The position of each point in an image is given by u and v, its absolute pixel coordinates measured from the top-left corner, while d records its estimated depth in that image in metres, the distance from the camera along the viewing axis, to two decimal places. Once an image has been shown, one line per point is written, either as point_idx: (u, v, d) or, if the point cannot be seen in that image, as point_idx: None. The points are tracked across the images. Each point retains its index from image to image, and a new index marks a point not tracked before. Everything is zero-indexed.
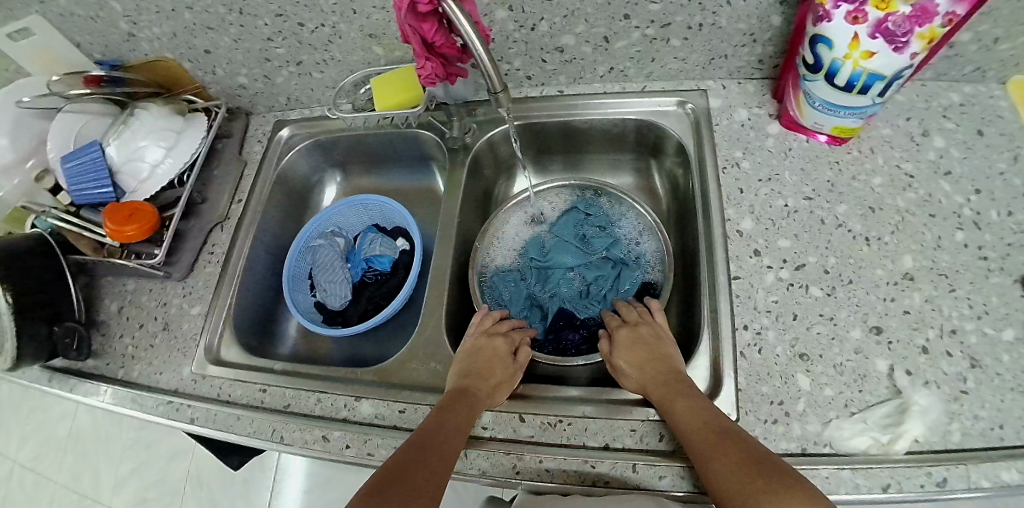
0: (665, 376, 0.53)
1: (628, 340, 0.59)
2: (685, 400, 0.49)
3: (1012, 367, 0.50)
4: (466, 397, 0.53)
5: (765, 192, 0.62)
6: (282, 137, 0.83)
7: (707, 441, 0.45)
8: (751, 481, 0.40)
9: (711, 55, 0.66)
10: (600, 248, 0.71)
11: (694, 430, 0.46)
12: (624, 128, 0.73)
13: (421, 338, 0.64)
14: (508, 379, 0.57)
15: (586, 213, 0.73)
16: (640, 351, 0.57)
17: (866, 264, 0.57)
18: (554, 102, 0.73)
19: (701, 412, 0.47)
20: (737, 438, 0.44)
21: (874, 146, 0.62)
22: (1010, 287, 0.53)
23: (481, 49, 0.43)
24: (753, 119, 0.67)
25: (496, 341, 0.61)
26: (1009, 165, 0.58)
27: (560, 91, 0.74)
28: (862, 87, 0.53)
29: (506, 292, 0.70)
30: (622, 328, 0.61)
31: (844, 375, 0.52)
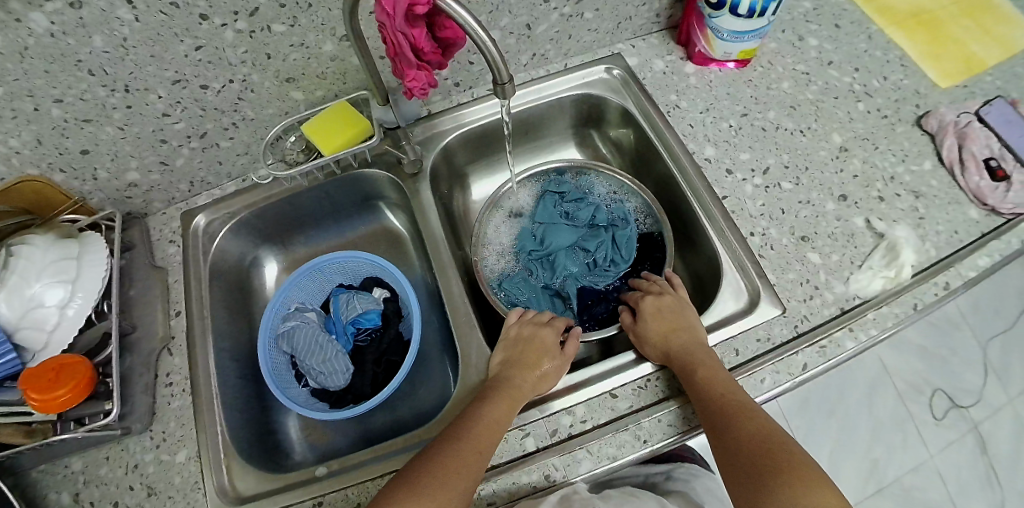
0: (692, 348, 0.53)
1: (651, 314, 0.59)
2: (707, 371, 0.51)
3: (942, 188, 0.65)
4: (505, 387, 0.53)
5: (710, 119, 0.69)
6: (198, 225, 0.70)
7: (723, 417, 0.47)
8: (763, 470, 0.43)
9: (619, 19, 0.72)
10: (587, 219, 0.72)
11: (714, 404, 0.48)
12: (562, 107, 0.77)
13: (470, 371, 0.59)
14: (555, 371, 0.55)
15: (559, 196, 0.74)
16: (667, 320, 0.57)
17: (811, 150, 0.67)
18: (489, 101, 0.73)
19: (722, 387, 0.49)
20: (755, 420, 0.47)
21: (771, 59, 0.74)
22: (911, 132, 0.68)
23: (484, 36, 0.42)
24: (669, 65, 0.74)
25: (543, 331, 0.60)
26: (868, 43, 0.74)
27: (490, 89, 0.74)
28: (761, 10, 0.63)
29: (522, 293, 0.69)
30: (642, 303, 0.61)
31: (839, 239, 0.61)
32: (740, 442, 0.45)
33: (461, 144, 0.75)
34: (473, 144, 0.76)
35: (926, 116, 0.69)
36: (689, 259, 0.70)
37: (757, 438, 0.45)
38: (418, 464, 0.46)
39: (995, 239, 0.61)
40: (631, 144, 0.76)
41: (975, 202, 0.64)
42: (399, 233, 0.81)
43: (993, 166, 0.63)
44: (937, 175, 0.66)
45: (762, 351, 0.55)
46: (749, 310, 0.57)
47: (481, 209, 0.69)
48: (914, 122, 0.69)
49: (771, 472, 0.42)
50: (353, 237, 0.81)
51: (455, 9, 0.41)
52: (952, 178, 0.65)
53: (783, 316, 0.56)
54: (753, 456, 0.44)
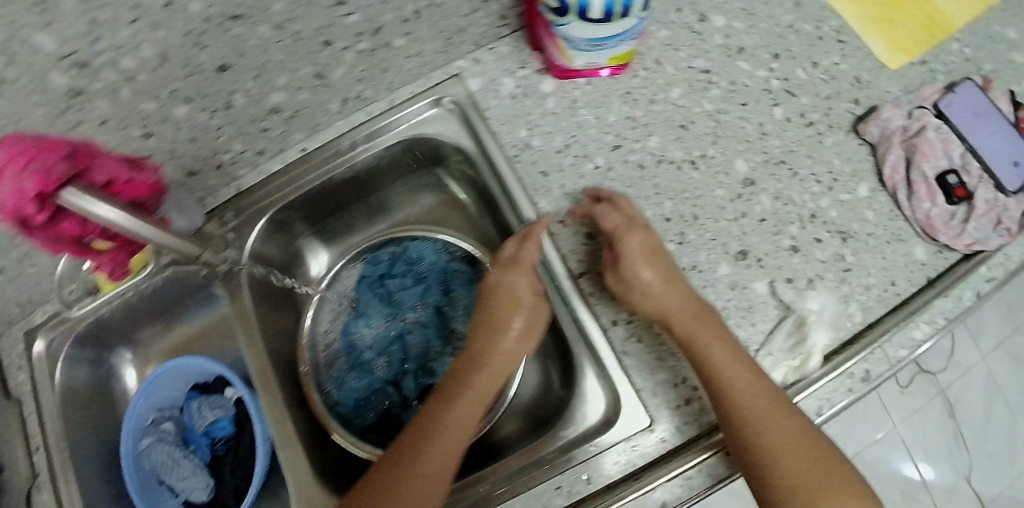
0: (691, 320, 0.44)
1: (643, 263, 0.46)
2: (719, 346, 0.43)
3: (881, 221, 0.53)
4: (479, 374, 0.47)
5: (570, 161, 0.53)
6: (38, 351, 0.64)
7: (757, 422, 0.41)
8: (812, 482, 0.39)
9: (447, 36, 0.54)
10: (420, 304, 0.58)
11: (751, 392, 0.42)
12: (396, 156, 0.60)
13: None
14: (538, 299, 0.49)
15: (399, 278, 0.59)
16: (657, 267, 0.46)
17: (703, 189, 0.52)
18: (303, 165, 0.59)
19: (750, 382, 0.42)
20: (795, 415, 0.42)
21: (659, 57, 0.56)
22: (846, 141, 0.55)
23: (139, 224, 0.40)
24: (522, 85, 0.55)
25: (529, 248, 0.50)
26: (794, 14, 0.58)
27: (304, 148, 0.59)
28: (622, 10, 0.47)
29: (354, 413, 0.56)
30: (623, 248, 0.47)
31: (732, 316, 0.49)
32: (772, 453, 0.40)
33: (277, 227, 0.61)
34: (304, 212, 0.61)
35: (864, 121, 0.55)
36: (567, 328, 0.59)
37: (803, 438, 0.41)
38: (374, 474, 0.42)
39: (941, 299, 0.51)
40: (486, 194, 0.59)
41: (924, 237, 0.53)
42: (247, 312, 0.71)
43: (951, 184, 0.53)
44: (877, 201, 0.54)
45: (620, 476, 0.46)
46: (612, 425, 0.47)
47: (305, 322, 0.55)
48: (850, 128, 0.55)
49: (830, 477, 0.40)
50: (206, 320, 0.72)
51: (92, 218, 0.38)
52: (895, 205, 0.54)
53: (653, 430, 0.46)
54: (807, 465, 0.40)
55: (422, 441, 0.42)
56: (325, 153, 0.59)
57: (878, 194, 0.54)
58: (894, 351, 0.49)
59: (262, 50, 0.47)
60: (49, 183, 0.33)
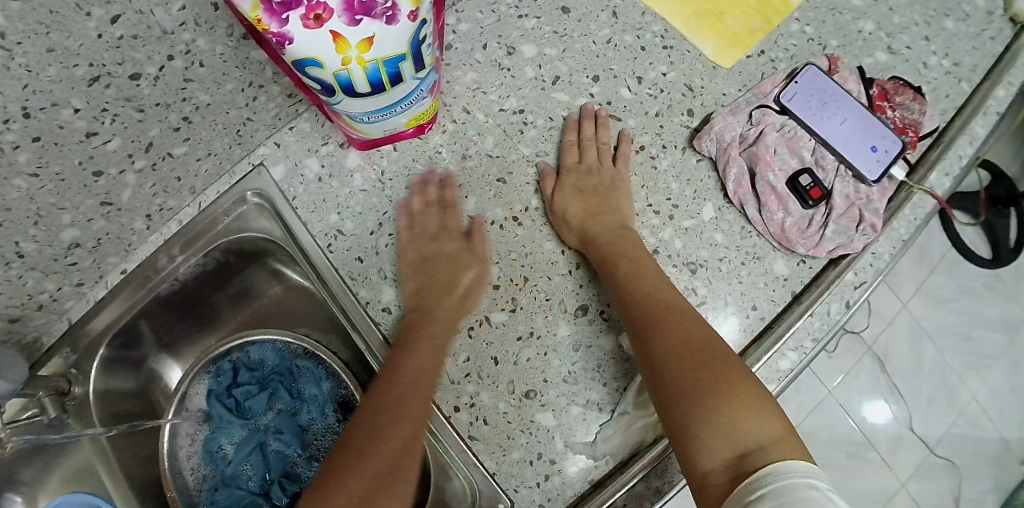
0: (613, 238, 0.47)
1: (573, 199, 0.49)
2: (626, 263, 0.45)
3: (733, 241, 0.49)
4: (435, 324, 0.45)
5: (385, 241, 0.49)
6: None
7: (652, 328, 0.41)
8: (707, 382, 0.38)
9: (234, 129, 0.50)
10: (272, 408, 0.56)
11: (638, 304, 0.42)
12: (223, 257, 0.57)
13: None
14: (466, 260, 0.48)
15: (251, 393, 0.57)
16: (438, 273, 0.47)
17: (530, 244, 0.48)
18: (127, 289, 0.54)
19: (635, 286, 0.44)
20: (688, 318, 0.42)
21: (466, 104, 0.51)
22: (684, 158, 0.51)
23: None
24: (326, 165, 0.51)
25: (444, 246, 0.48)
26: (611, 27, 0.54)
27: (124, 271, 0.53)
28: (391, 75, 0.40)
29: None
30: (427, 267, 0.48)
31: (580, 381, 0.46)
32: (670, 356, 0.40)
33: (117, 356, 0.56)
34: (147, 331, 0.57)
35: (699, 134, 0.51)
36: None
37: (694, 338, 0.41)
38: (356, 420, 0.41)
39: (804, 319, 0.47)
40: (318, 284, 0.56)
41: (782, 252, 0.49)
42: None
43: (804, 187, 0.48)
44: (726, 220, 0.50)
45: None
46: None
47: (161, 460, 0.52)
48: (686, 143, 0.51)
49: (737, 371, 0.38)
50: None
51: None
52: (747, 222, 0.50)
53: None
54: (693, 376, 0.38)
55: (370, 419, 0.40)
56: (145, 272, 0.54)
57: (724, 213, 0.50)
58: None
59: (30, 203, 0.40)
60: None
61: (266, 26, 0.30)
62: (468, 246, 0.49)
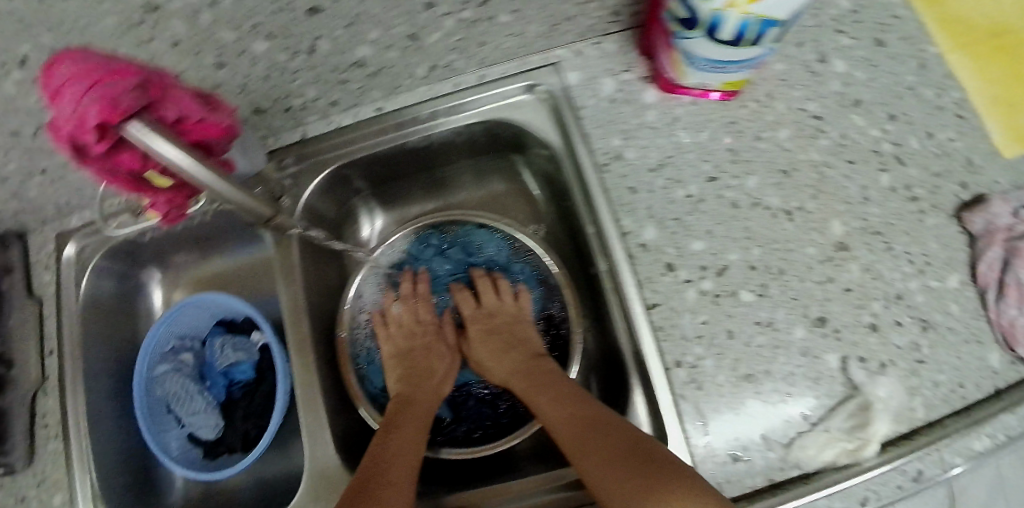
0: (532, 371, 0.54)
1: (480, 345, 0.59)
2: (546, 396, 0.51)
3: (964, 318, 0.47)
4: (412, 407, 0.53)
5: (663, 183, 0.49)
6: (69, 255, 0.64)
7: (602, 440, 0.44)
8: (641, 484, 0.40)
9: (553, 20, 0.48)
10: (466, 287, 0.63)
11: (574, 423, 0.48)
12: (471, 137, 0.56)
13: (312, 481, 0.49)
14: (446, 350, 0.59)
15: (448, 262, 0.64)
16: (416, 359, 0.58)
17: (795, 243, 0.48)
18: (376, 125, 0.55)
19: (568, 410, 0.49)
20: (612, 430, 0.45)
21: (771, 92, 0.51)
22: (946, 225, 0.48)
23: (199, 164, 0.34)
24: (622, 90, 0.51)
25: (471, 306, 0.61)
26: (916, 77, 0.51)
27: (379, 108, 0.55)
28: (755, 36, 0.42)
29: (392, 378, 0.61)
30: (472, 346, 0.60)
31: (796, 384, 0.46)
32: (604, 465, 0.43)
33: (335, 183, 0.58)
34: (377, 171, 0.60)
35: None
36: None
37: (624, 450, 0.43)
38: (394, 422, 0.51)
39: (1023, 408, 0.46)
40: (561, 198, 0.56)
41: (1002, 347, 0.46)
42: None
43: None
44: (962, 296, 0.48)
45: None
46: None
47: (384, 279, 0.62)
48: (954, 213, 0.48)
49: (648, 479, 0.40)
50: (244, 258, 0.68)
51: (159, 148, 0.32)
52: (980, 305, 0.47)
53: None
54: (630, 475, 0.41)
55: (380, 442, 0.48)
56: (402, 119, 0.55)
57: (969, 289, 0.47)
58: (962, 463, 0.45)
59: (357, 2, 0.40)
60: (116, 115, 0.29)
61: None
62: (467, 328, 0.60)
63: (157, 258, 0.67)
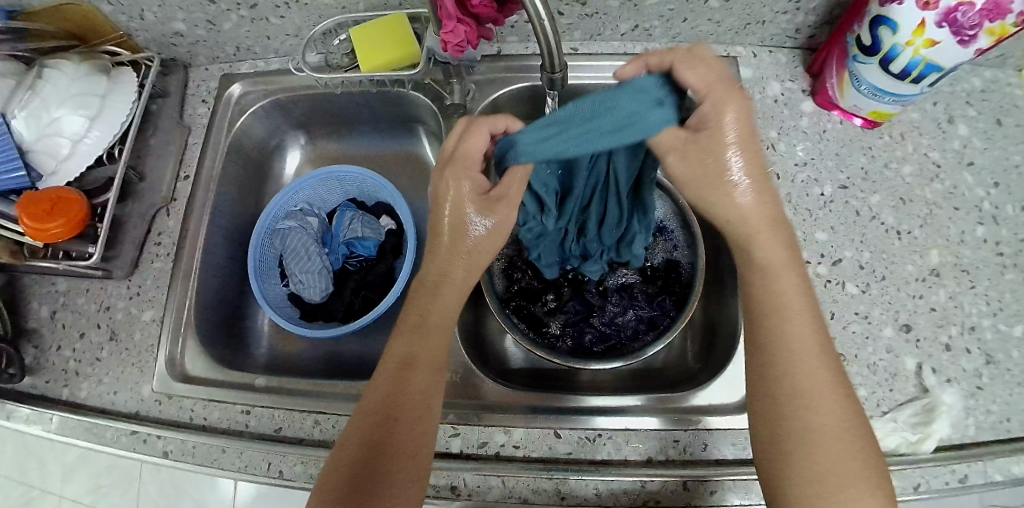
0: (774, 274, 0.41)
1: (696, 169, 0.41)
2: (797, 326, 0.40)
3: (1021, 363, 0.52)
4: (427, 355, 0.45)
5: (802, 179, 0.60)
6: (233, 93, 0.67)
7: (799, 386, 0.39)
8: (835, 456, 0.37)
9: (749, 20, 0.61)
10: None
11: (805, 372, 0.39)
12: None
13: None
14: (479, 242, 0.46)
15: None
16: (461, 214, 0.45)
17: (898, 259, 0.57)
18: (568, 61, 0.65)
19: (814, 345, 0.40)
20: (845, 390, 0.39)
21: (904, 132, 0.62)
22: (1022, 283, 0.55)
23: (541, 18, 0.36)
24: (786, 94, 0.64)
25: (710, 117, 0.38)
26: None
27: (574, 48, 0.66)
28: (917, 76, 0.51)
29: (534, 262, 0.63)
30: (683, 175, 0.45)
31: (877, 374, 0.52)
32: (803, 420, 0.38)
33: (516, 102, 0.64)
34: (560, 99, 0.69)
35: None
36: (711, 306, 0.62)
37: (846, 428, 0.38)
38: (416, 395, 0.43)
39: None
40: None
41: None
42: (428, 164, 0.73)
43: None
44: None
45: (732, 458, 0.49)
46: (738, 412, 0.51)
47: None
48: None
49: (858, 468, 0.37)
50: (383, 152, 0.75)
51: None
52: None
53: None
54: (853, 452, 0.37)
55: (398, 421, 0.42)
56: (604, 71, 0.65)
57: None
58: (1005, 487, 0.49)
59: None
60: None
61: None
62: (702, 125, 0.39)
63: (308, 127, 0.73)
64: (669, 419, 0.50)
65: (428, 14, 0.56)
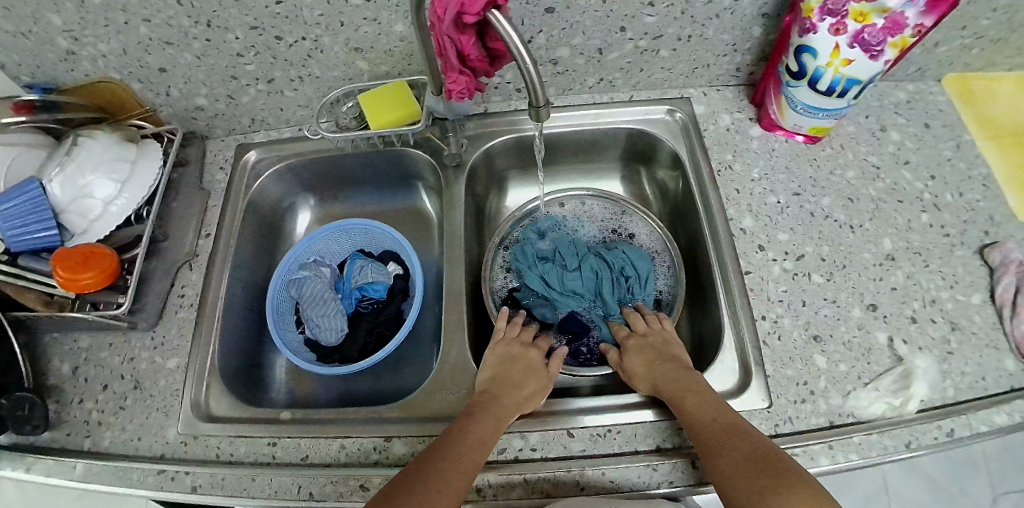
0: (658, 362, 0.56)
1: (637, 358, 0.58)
2: (694, 396, 0.51)
3: (984, 326, 0.58)
4: (491, 407, 0.53)
5: (759, 190, 0.67)
6: (249, 160, 0.74)
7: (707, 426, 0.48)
8: (765, 487, 0.41)
9: (695, 65, 0.71)
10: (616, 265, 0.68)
11: (707, 417, 0.49)
12: (616, 137, 0.75)
13: (449, 354, 0.60)
14: (540, 388, 0.56)
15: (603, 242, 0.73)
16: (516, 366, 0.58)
17: (855, 249, 0.63)
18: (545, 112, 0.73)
19: (705, 397, 0.51)
20: (750, 437, 0.46)
21: (844, 143, 0.70)
22: (971, 257, 0.62)
23: (530, 63, 0.43)
24: (736, 123, 0.72)
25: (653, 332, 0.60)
26: (954, 152, 0.68)
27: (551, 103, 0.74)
28: (841, 91, 0.59)
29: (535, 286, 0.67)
30: (627, 357, 0.59)
31: (853, 350, 0.57)
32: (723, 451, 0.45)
33: (505, 150, 0.72)
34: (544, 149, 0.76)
35: None
36: (700, 310, 0.67)
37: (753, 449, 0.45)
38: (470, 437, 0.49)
39: None
40: (677, 192, 0.75)
41: (1017, 354, 0.56)
42: (429, 216, 0.80)
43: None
44: (985, 311, 0.59)
45: None
46: (733, 395, 0.55)
47: (518, 223, 0.72)
48: (976, 249, 0.62)
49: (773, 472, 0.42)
50: (386, 207, 0.81)
51: (503, 26, 0.42)
52: (997, 319, 0.58)
53: (767, 411, 0.54)
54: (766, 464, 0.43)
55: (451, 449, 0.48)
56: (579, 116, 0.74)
57: (990, 305, 0.59)
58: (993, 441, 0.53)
59: (578, 13, 0.60)
60: None
61: (812, 16, 0.56)
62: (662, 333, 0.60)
63: (316, 192, 0.80)
64: (658, 410, 0.55)
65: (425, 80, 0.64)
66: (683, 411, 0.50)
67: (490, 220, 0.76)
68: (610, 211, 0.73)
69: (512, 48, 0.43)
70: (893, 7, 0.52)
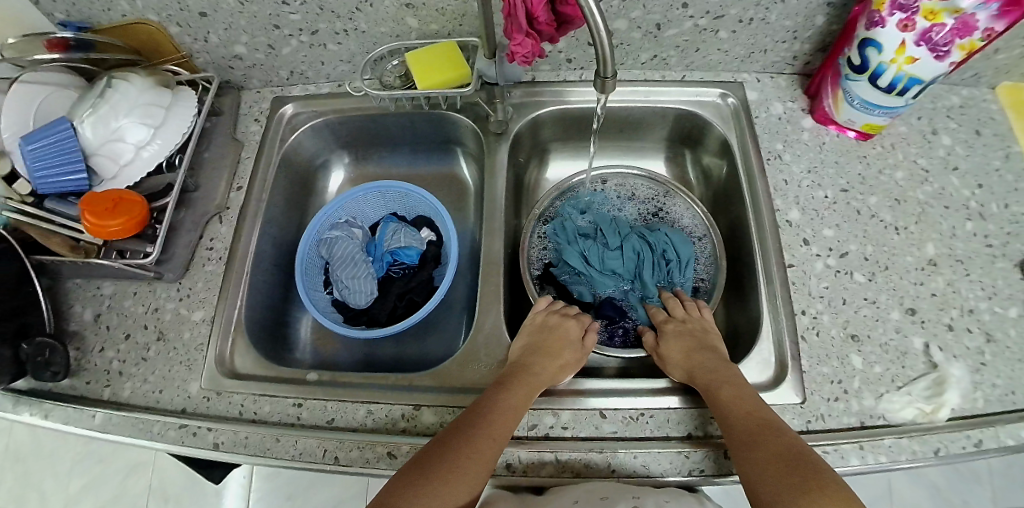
0: (694, 350, 0.56)
1: (673, 344, 0.57)
2: (729, 388, 0.50)
3: (1019, 340, 0.57)
4: (524, 376, 0.52)
5: (807, 183, 0.66)
6: (284, 113, 0.72)
7: (739, 420, 0.47)
8: (792, 486, 0.41)
9: (753, 49, 0.69)
10: (658, 248, 0.67)
11: (740, 411, 0.48)
12: (663, 116, 0.74)
13: (482, 327, 0.60)
14: (573, 363, 0.56)
15: (643, 223, 0.72)
16: (550, 338, 0.57)
17: (898, 251, 0.62)
18: None
19: (740, 391, 0.50)
20: (783, 436, 0.45)
21: (894, 143, 0.69)
22: (1011, 271, 0.61)
23: (602, 30, 0.41)
24: (787, 113, 0.71)
25: (691, 321, 0.60)
26: (1003, 162, 0.67)
27: None
28: (902, 89, 0.58)
29: (574, 261, 0.66)
30: (664, 342, 0.58)
31: (889, 352, 0.56)
32: (753, 445, 0.45)
33: (552, 119, 0.70)
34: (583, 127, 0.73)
35: None
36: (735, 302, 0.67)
37: (785, 449, 0.44)
38: (502, 405, 0.49)
39: None
40: (721, 177, 0.74)
41: None
42: (464, 184, 0.78)
43: None
44: (1022, 325, 0.58)
45: None
46: (767, 389, 0.55)
47: (559, 195, 0.71)
48: (1017, 263, 0.61)
49: (802, 472, 0.42)
50: (420, 172, 0.80)
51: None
52: None
53: (800, 407, 0.54)
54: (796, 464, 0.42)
55: (482, 415, 0.47)
56: (626, 95, 0.72)
57: None
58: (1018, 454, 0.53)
59: None
60: None
61: (883, 10, 0.54)
62: (700, 323, 0.59)
63: (350, 151, 0.78)
64: (686, 397, 0.54)
65: (476, 42, 0.62)
66: (715, 401, 0.50)
67: (528, 192, 0.75)
68: (653, 192, 0.72)
69: (585, 14, 0.40)
70: (967, 8, 0.50)
